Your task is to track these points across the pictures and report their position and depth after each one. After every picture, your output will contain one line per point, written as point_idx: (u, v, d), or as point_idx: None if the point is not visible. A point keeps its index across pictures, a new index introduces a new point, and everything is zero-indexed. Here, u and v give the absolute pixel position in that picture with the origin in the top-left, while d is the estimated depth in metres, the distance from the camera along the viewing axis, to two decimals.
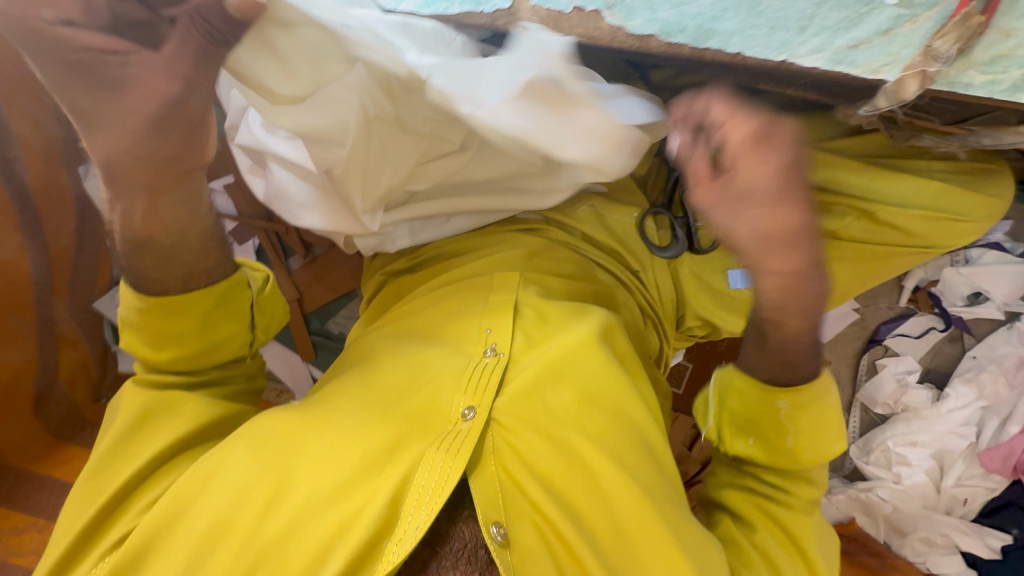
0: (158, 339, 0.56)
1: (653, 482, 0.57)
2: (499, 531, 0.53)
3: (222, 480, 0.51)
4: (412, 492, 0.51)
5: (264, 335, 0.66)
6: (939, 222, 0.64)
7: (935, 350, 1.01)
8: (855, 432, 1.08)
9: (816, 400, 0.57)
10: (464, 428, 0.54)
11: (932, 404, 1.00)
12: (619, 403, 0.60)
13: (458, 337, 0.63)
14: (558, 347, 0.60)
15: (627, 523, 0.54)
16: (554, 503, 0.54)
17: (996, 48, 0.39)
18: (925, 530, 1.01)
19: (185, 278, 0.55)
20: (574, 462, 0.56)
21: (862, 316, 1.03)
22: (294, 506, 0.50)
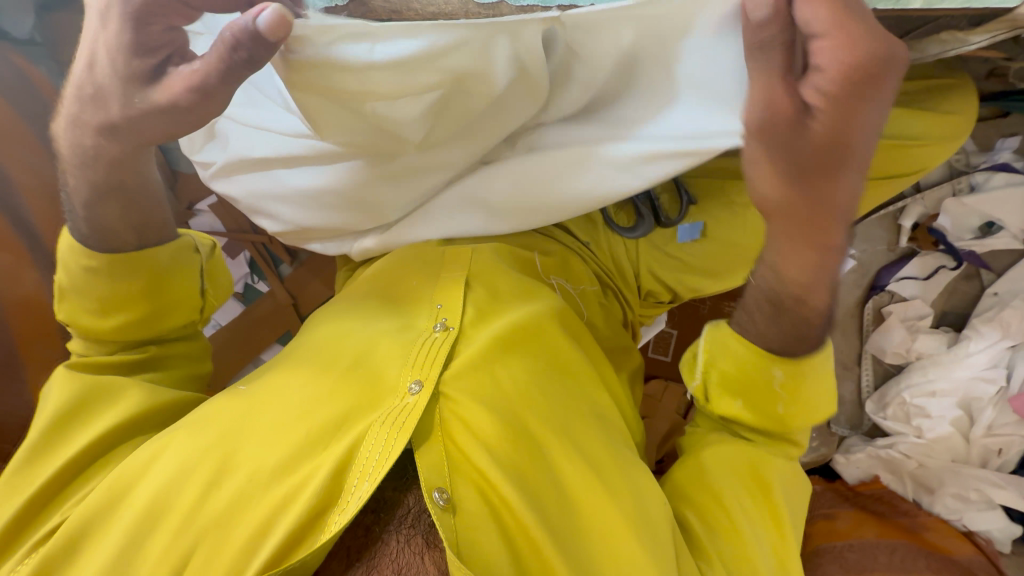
0: (112, 304, 0.63)
1: (599, 452, 0.61)
2: (440, 496, 0.54)
3: (165, 460, 0.56)
4: (356, 464, 0.54)
5: (213, 302, 0.72)
6: (895, 148, 0.58)
7: (949, 290, 0.92)
8: (870, 386, 1.01)
9: (808, 371, 0.58)
10: (412, 401, 0.57)
11: (948, 349, 0.91)
12: (559, 382, 0.63)
13: (409, 312, 0.65)
14: (508, 325, 0.64)
15: (572, 487, 0.58)
16: (497, 471, 0.56)
17: None
18: (955, 485, 0.94)
19: (133, 234, 0.63)
20: (519, 440, 0.58)
21: (860, 262, 0.94)
22: (235, 482, 0.54)
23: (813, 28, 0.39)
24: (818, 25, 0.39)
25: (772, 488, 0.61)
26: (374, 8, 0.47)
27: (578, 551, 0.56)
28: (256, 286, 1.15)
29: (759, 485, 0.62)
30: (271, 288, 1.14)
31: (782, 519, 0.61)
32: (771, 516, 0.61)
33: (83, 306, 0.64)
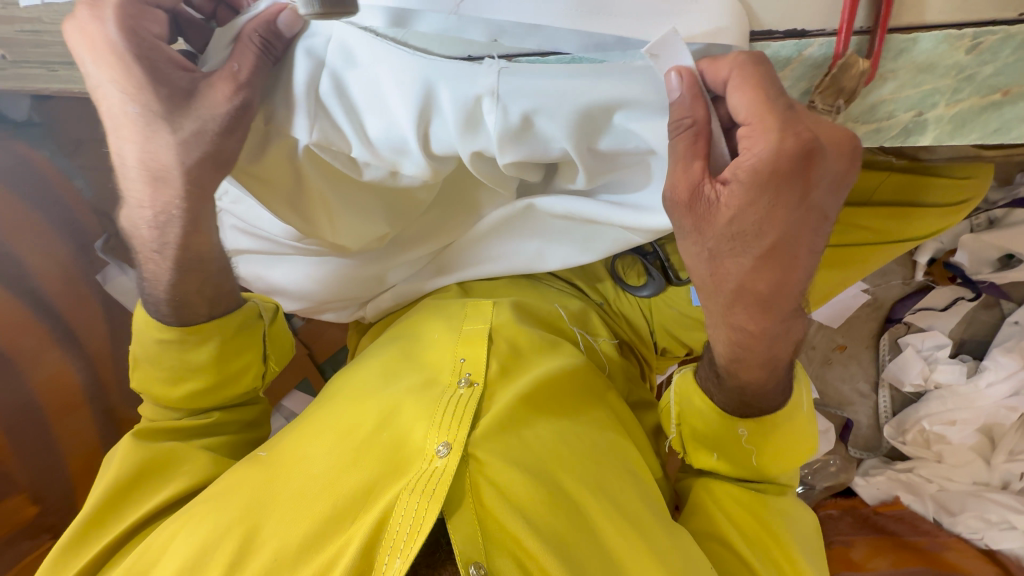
0: (183, 372, 0.60)
1: (635, 506, 0.59)
2: (478, 570, 0.52)
3: (188, 543, 0.55)
4: (387, 538, 0.53)
5: (276, 367, 0.67)
6: (911, 215, 0.57)
7: (968, 319, 0.90)
8: (888, 412, 0.99)
9: (774, 418, 0.52)
10: (441, 464, 0.56)
11: (967, 380, 0.89)
12: (590, 437, 0.62)
13: (434, 367, 0.65)
14: (536, 382, 0.64)
15: (616, 555, 0.55)
16: (533, 536, 0.54)
17: (875, 94, 0.34)
18: (976, 509, 0.94)
19: (209, 304, 0.59)
20: (556, 501, 0.56)
21: (874, 296, 0.92)
22: (259, 563, 0.53)
23: (741, 117, 0.34)
24: (740, 114, 0.33)
25: (789, 538, 0.58)
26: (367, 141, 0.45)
27: None
28: None
29: (775, 536, 0.58)
30: None
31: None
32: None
33: (155, 376, 0.60)
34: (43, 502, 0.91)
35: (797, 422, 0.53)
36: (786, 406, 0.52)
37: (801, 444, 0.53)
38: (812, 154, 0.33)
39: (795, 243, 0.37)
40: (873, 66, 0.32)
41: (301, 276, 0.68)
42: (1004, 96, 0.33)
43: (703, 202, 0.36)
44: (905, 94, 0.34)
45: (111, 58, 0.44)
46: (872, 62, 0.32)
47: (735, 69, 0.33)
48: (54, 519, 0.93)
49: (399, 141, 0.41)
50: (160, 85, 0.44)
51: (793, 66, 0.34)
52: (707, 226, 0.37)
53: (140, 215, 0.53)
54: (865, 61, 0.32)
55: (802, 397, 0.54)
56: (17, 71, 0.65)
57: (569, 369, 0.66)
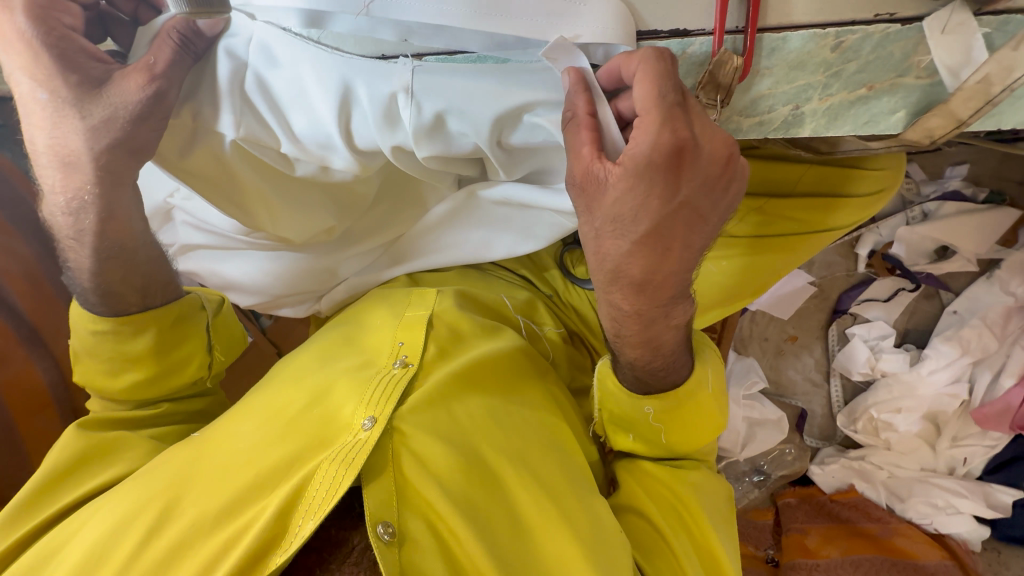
0: (125, 363, 0.62)
1: (554, 477, 0.61)
2: (386, 531, 0.54)
3: (108, 512, 0.56)
4: (303, 504, 0.55)
5: (223, 356, 0.69)
6: (832, 204, 0.61)
7: (911, 309, 0.93)
8: (841, 401, 1.02)
9: (684, 397, 0.56)
10: (363, 437, 0.58)
11: (910, 368, 0.92)
12: (517, 414, 0.65)
13: (373, 349, 0.67)
14: (471, 363, 0.66)
15: (528, 517, 0.59)
16: (446, 501, 0.56)
17: (754, 90, 0.36)
18: (923, 494, 0.97)
19: (142, 293, 0.61)
20: (471, 470, 0.59)
21: (821, 288, 0.95)
22: (175, 529, 0.54)
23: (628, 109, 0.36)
24: (636, 105, 0.35)
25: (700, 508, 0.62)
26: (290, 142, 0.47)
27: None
28: None
29: (685, 510, 0.62)
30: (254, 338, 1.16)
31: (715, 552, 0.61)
32: (702, 546, 0.61)
33: (97, 369, 0.63)
34: (8, 502, 0.93)
35: (702, 397, 0.57)
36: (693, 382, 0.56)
37: (712, 419, 0.58)
38: (688, 144, 0.36)
39: (678, 233, 0.40)
40: (747, 62, 0.35)
41: (254, 271, 0.70)
42: (868, 91, 0.36)
43: (591, 186, 0.39)
44: (781, 90, 0.36)
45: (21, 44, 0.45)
46: (746, 58, 0.35)
47: (643, 64, 0.35)
48: None
49: (322, 136, 0.43)
50: (70, 73, 0.46)
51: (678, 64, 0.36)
52: (597, 207, 0.40)
53: (57, 203, 0.53)
54: (740, 58, 0.35)
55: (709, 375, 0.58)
56: None
57: (505, 352, 0.69)
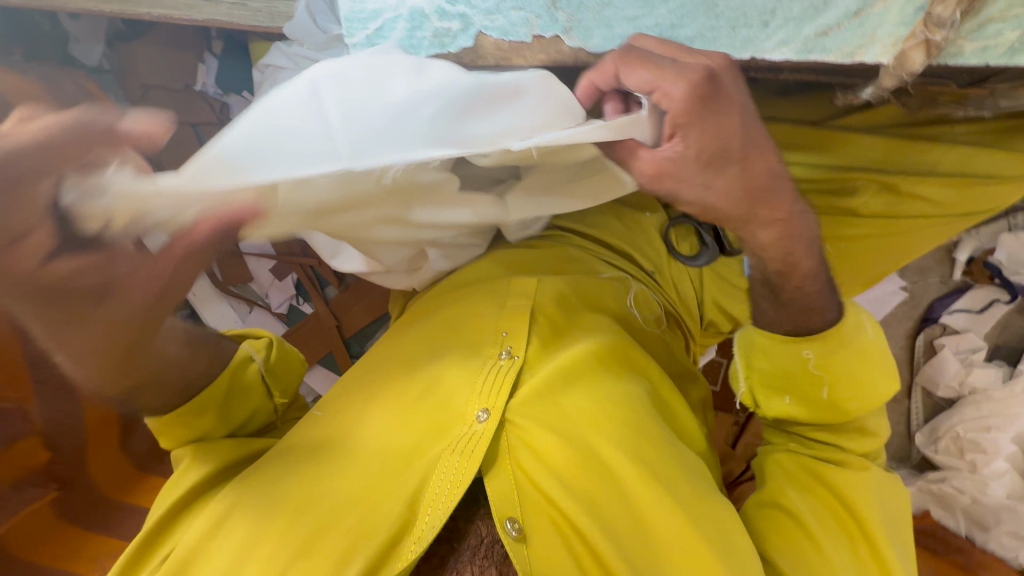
0: (190, 439, 0.61)
1: (678, 480, 0.58)
2: (513, 525, 0.54)
3: (256, 491, 0.56)
4: (429, 493, 0.54)
5: (285, 397, 0.70)
6: (971, 188, 0.61)
7: (1002, 324, 0.92)
8: (920, 419, 1.02)
9: (842, 344, 0.53)
10: (479, 429, 0.56)
11: (1004, 384, 0.92)
12: (630, 410, 0.61)
13: (475, 338, 0.65)
14: (575, 357, 0.63)
15: (655, 523, 0.56)
16: (569, 498, 0.55)
17: (985, 12, 0.36)
18: (1012, 523, 0.89)
19: (182, 387, 0.58)
20: (589, 465, 0.57)
21: (913, 294, 0.95)
22: (316, 512, 0.54)
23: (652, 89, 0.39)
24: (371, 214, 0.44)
25: (852, 488, 0.56)
26: (487, 56, 0.45)
27: None
28: (300, 307, 1.15)
29: (850, 512, 0.56)
30: (316, 310, 1.13)
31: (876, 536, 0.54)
32: (859, 531, 0.55)
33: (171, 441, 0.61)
34: (55, 448, 0.84)
35: (865, 345, 0.54)
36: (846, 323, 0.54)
37: (871, 380, 0.54)
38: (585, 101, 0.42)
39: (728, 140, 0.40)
40: None
41: None
42: None
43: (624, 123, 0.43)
44: (1015, 13, 0.36)
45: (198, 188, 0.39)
46: None
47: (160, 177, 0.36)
48: (65, 469, 0.86)
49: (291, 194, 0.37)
50: None
51: None
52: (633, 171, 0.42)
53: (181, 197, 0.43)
54: None
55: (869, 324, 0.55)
56: None
57: (610, 350, 0.65)
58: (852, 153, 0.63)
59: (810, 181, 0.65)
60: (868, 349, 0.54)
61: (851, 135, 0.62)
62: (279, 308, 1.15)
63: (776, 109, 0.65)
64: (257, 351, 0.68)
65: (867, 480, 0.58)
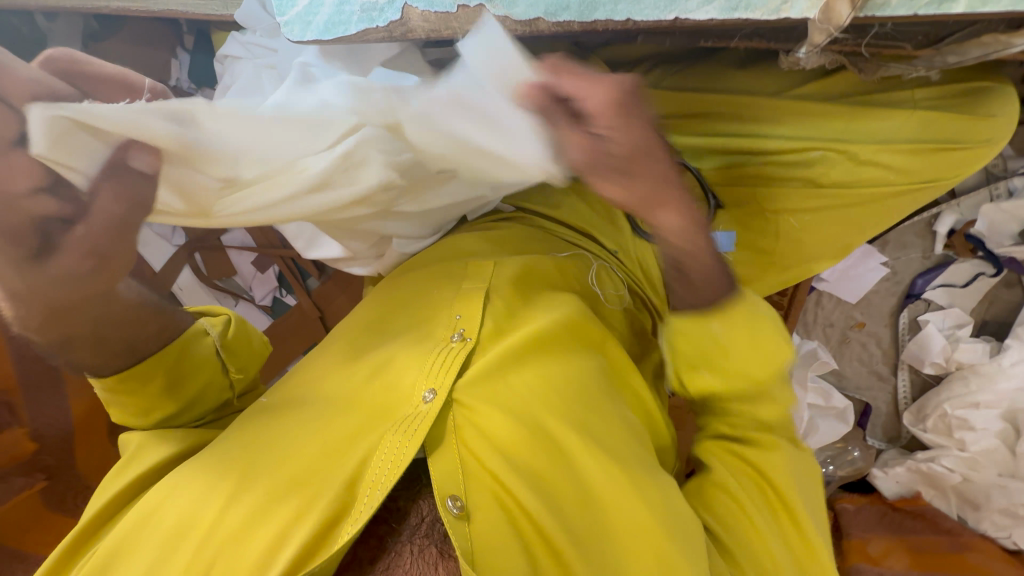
0: (141, 406, 0.61)
1: (621, 461, 0.57)
2: (454, 503, 0.52)
3: (193, 478, 0.55)
4: (369, 474, 0.53)
5: (241, 376, 0.69)
6: (932, 153, 0.59)
7: (989, 298, 0.89)
8: (908, 398, 0.99)
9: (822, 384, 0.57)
10: (425, 409, 0.56)
11: (991, 359, 0.88)
12: (579, 390, 0.61)
13: (427, 322, 0.65)
14: (528, 337, 0.63)
15: (596, 496, 0.56)
16: (513, 475, 0.54)
17: None
18: (1003, 500, 0.89)
19: (129, 350, 0.58)
20: (535, 444, 0.57)
21: (893, 270, 0.92)
22: (255, 491, 0.54)
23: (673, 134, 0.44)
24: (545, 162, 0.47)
25: (778, 475, 0.59)
26: (415, 28, 0.46)
27: (601, 561, 0.53)
28: (284, 299, 1.16)
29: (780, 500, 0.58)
30: (299, 301, 1.15)
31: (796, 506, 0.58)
32: (791, 522, 0.57)
33: (121, 409, 0.61)
34: (42, 440, 0.86)
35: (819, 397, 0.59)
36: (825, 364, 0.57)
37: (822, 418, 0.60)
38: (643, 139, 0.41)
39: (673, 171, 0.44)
40: None
41: None
42: None
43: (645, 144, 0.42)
44: None
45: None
46: None
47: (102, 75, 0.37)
48: (53, 460, 0.88)
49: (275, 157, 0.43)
50: None
51: None
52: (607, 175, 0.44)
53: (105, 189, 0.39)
54: None
55: None
56: None
57: (565, 329, 0.65)
58: (807, 121, 0.61)
59: (768, 153, 0.64)
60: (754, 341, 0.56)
61: (812, 104, 0.61)
62: (263, 301, 1.16)
63: (734, 82, 0.64)
64: (212, 327, 0.67)
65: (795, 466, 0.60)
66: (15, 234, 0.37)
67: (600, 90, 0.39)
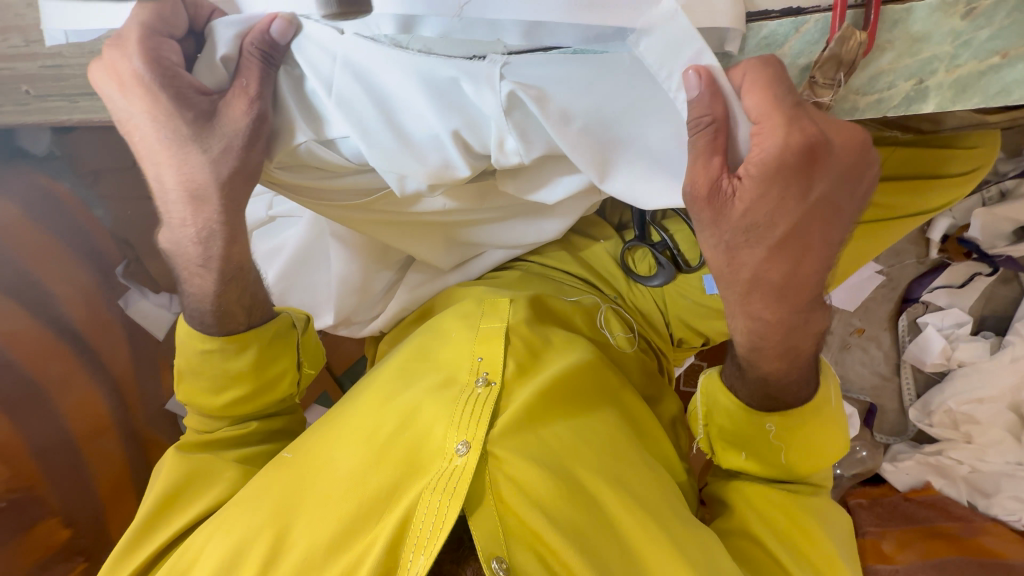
0: (219, 381, 0.56)
1: (664, 507, 0.50)
2: (500, 565, 0.44)
3: (218, 543, 0.49)
4: (410, 535, 0.46)
5: (311, 372, 0.63)
6: (920, 186, 0.57)
7: (987, 295, 0.90)
8: (913, 394, 0.98)
9: (807, 419, 0.47)
10: (460, 464, 0.48)
11: (992, 356, 0.88)
12: (618, 437, 0.54)
13: (449, 365, 0.56)
14: (557, 380, 0.55)
15: (649, 552, 0.47)
16: (557, 531, 0.46)
17: (874, 65, 0.34)
18: (1011, 487, 0.91)
19: (247, 313, 0.57)
20: (577, 498, 0.48)
21: (890, 277, 0.93)
22: (287, 565, 0.47)
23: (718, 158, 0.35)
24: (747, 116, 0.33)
25: (839, 556, 0.49)
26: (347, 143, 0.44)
27: None
28: None
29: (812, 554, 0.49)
30: None
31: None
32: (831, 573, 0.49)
33: (198, 385, 0.57)
34: (75, 526, 0.87)
35: (828, 417, 0.48)
36: (816, 399, 0.47)
37: (834, 443, 0.48)
38: (822, 141, 0.32)
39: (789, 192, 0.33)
40: (871, 36, 0.33)
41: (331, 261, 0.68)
42: (1002, 59, 0.33)
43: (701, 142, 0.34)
44: (903, 64, 0.34)
45: (137, 86, 0.41)
46: (869, 33, 0.32)
47: (167, 76, 0.40)
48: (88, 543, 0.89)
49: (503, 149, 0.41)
50: (184, 111, 0.42)
51: (790, 44, 0.35)
52: (723, 219, 0.36)
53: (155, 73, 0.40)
54: (863, 32, 0.32)
55: (832, 387, 0.48)
56: (40, 105, 0.67)
57: (593, 368, 0.58)
58: None
59: None
60: (833, 417, 0.48)
61: None
62: None
63: None
64: (298, 318, 0.62)
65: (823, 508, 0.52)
66: (180, 96, 0.41)
67: (753, 87, 0.33)
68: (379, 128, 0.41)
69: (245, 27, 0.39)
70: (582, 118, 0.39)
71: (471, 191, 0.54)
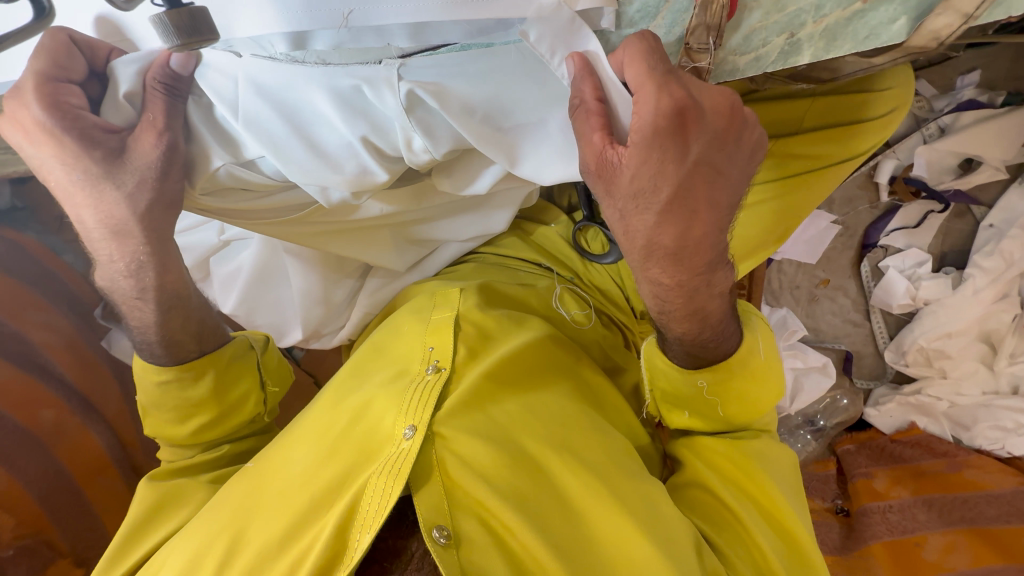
0: (183, 409, 0.60)
1: (610, 466, 0.52)
2: (440, 532, 0.46)
3: (182, 548, 0.51)
4: (357, 517, 0.48)
5: (276, 391, 0.67)
6: (844, 134, 0.58)
7: (943, 231, 0.91)
8: (886, 337, 1.00)
9: (736, 370, 0.52)
10: (406, 447, 0.50)
11: (955, 290, 0.89)
12: (565, 407, 0.56)
13: (402, 358, 0.59)
14: (503, 360, 0.57)
15: (591, 509, 0.50)
16: (498, 498, 0.48)
17: (744, 25, 0.36)
18: (989, 417, 0.93)
19: (198, 344, 0.61)
20: (520, 467, 0.51)
21: (846, 225, 0.94)
22: (245, 558, 0.49)
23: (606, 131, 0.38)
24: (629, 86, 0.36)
25: (780, 497, 0.52)
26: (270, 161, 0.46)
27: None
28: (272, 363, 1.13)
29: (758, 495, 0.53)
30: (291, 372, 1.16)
31: (795, 535, 0.51)
32: (773, 511, 0.52)
33: (164, 418, 0.61)
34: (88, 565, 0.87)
35: (759, 367, 0.53)
36: (743, 349, 0.52)
37: (765, 391, 0.54)
38: (690, 105, 0.35)
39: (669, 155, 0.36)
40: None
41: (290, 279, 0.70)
42: (864, 4, 0.33)
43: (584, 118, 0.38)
44: (773, 20, 0.35)
45: (42, 134, 0.42)
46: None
47: (72, 120, 0.42)
48: None
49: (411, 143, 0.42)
50: (93, 151, 0.44)
51: (662, 14, 0.36)
52: (616, 189, 0.39)
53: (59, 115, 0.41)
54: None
55: (758, 339, 0.53)
56: None
57: (542, 346, 0.60)
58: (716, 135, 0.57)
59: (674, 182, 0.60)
60: (764, 367, 0.53)
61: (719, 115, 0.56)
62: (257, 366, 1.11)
63: None
64: (254, 340, 0.66)
65: (769, 456, 0.55)
66: (87, 137, 0.43)
67: (629, 61, 0.35)
68: (290, 141, 0.42)
69: (146, 63, 0.40)
70: (484, 106, 0.41)
71: (406, 193, 0.55)
